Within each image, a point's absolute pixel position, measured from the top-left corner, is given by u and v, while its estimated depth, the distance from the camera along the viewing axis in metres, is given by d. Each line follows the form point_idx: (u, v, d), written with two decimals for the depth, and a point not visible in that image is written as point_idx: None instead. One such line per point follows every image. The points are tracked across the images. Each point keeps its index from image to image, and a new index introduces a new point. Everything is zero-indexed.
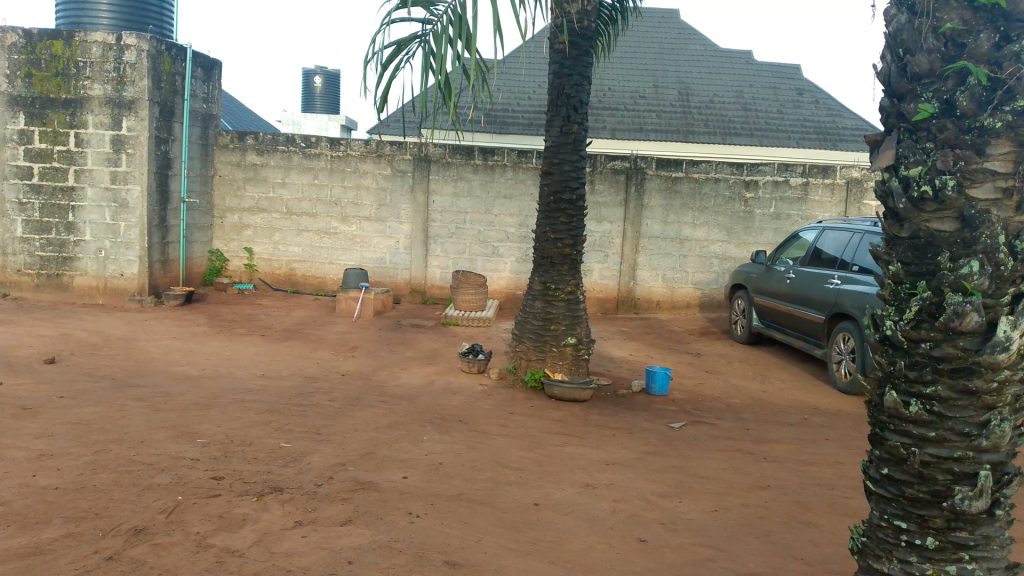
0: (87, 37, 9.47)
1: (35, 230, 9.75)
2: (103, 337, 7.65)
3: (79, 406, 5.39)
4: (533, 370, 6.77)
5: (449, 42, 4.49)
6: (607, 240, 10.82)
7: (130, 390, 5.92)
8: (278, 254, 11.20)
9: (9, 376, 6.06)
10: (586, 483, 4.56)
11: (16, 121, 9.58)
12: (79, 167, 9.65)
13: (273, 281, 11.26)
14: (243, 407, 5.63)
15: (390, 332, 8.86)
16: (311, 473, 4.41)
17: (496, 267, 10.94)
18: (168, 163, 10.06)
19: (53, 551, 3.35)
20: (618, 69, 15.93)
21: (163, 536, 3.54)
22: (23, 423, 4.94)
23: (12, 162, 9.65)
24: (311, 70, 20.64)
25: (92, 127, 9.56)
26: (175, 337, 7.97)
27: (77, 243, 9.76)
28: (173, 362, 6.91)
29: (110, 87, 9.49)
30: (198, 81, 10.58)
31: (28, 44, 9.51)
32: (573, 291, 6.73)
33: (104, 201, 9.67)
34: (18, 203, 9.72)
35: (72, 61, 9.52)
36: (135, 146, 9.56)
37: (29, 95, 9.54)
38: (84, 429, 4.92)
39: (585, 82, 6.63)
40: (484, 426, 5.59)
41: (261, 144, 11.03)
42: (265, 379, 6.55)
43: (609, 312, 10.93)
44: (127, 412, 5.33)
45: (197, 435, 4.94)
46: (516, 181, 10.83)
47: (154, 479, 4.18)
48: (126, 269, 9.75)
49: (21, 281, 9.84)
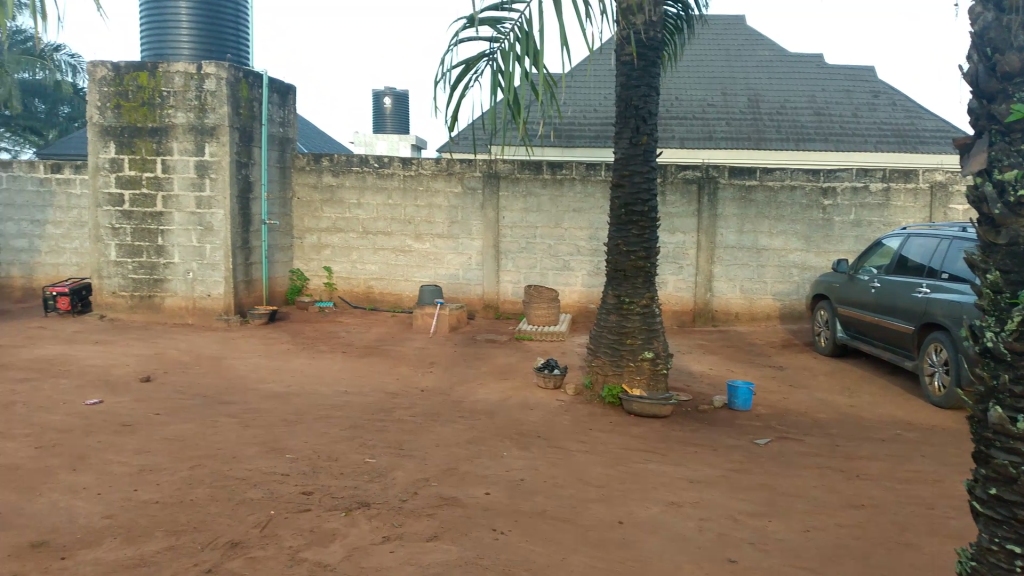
0: (170, 67, 9.92)
1: (127, 254, 10.22)
2: (193, 357, 7.95)
3: (175, 423, 5.61)
4: (610, 386, 6.71)
5: (517, 59, 4.56)
6: (681, 250, 10.69)
7: (221, 407, 6.13)
8: (356, 272, 11.45)
9: (108, 394, 6.36)
10: (671, 502, 4.48)
11: (107, 150, 10.11)
12: (166, 193, 10.08)
13: (352, 299, 11.52)
14: (327, 423, 5.76)
15: (465, 348, 8.94)
16: (396, 488, 4.48)
17: (569, 281, 10.93)
18: (249, 186, 10.43)
19: (156, 563, 3.49)
20: (685, 78, 15.78)
21: (257, 550, 3.65)
22: (123, 440, 5.18)
23: (105, 190, 10.17)
24: (380, 92, 21.23)
25: (177, 153, 10.00)
26: (261, 355, 8.21)
27: (167, 266, 10.18)
28: (258, 379, 7.12)
29: (192, 115, 9.92)
30: (275, 106, 10.98)
31: (117, 76, 10.01)
32: (648, 304, 6.67)
33: (190, 224, 10.09)
34: (111, 228, 10.22)
35: (156, 91, 9.96)
36: (218, 171, 9.96)
37: (118, 125, 10.05)
38: (180, 445, 5.11)
39: (653, 93, 6.58)
40: (564, 443, 5.57)
41: (336, 165, 11.32)
42: (348, 395, 6.70)
43: (686, 325, 10.77)
44: (218, 428, 5.52)
45: (286, 450, 5.07)
46: (586, 194, 10.80)
47: (247, 494, 4.31)
48: (213, 290, 10.14)
49: (115, 303, 10.32)
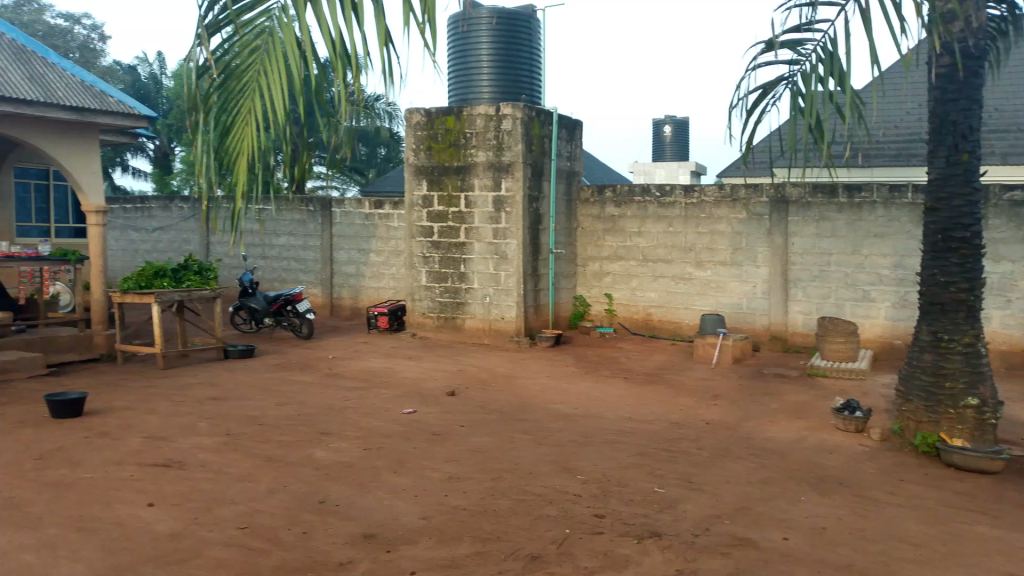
0: (472, 110, 10.87)
1: (435, 280, 11.30)
2: (489, 375, 8.54)
3: (477, 436, 6.06)
4: (923, 433, 6.03)
5: (820, 82, 4.33)
6: (1009, 282, 9.34)
7: (516, 424, 6.51)
8: (636, 300, 11.54)
9: (420, 405, 7.06)
10: (1006, 573, 3.91)
11: (421, 188, 11.30)
12: (468, 225, 11.00)
13: (633, 326, 11.62)
14: (615, 448, 5.85)
15: (751, 381, 8.59)
16: (687, 521, 4.41)
17: (868, 313, 10.04)
18: (540, 217, 11.03)
19: (466, 566, 3.79)
20: (1010, 86, 13.86)
21: (555, 566, 3.80)
22: (434, 448, 5.71)
23: (418, 223, 11.37)
24: (661, 120, 21.34)
25: (478, 189, 10.89)
26: (550, 377, 8.59)
27: (468, 291, 11.06)
28: (548, 400, 7.45)
29: (491, 154, 10.76)
30: (564, 141, 11.54)
31: (428, 121, 11.17)
32: (972, 343, 5.91)
33: (488, 253, 10.90)
34: (423, 257, 11.38)
35: (461, 133, 10.96)
36: (513, 204, 10.67)
37: (429, 165, 11.20)
38: (482, 457, 5.51)
39: (976, 106, 5.86)
40: (869, 492, 5.10)
41: (620, 196, 11.57)
42: (634, 422, 6.75)
43: (1017, 368, 9.35)
44: (515, 444, 5.86)
45: (577, 471, 5.24)
46: (888, 219, 9.89)
47: (544, 510, 4.52)
48: (507, 313, 10.83)
49: (425, 323, 11.45)
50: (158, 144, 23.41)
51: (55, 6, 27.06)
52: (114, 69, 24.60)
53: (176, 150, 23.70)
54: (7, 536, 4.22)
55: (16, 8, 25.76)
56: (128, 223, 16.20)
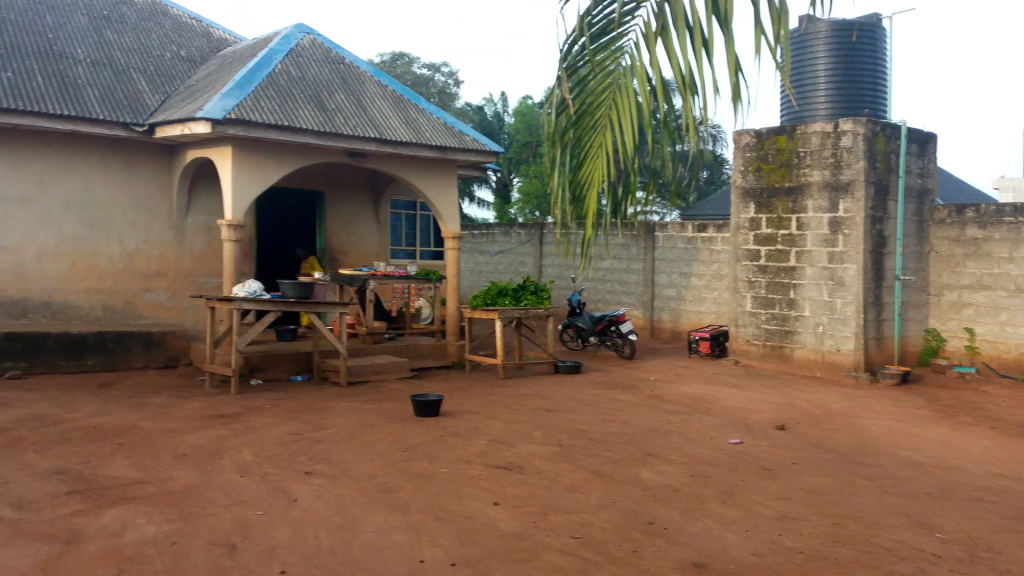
0: (807, 128, 10.34)
1: (761, 305, 10.83)
2: (824, 411, 7.98)
3: (812, 475, 5.69)
4: None
5: None
6: None
7: (857, 467, 5.99)
8: (1006, 335, 9.93)
9: (749, 436, 6.83)
10: None
11: (748, 211, 10.98)
12: (800, 249, 10.41)
13: (1001, 366, 10.01)
14: (982, 507, 5.10)
15: None
16: None
17: None
18: (883, 241, 10.09)
19: None
20: None
21: None
22: (766, 483, 5.47)
23: (744, 247, 11.03)
24: None
25: (811, 211, 10.28)
26: (896, 419, 7.77)
27: (798, 318, 10.45)
28: (895, 444, 6.73)
29: (828, 173, 10.12)
30: (913, 156, 10.47)
31: (759, 142, 10.85)
32: None
33: (821, 279, 10.20)
34: (748, 282, 10.98)
35: (794, 152, 10.48)
36: (851, 227, 9.90)
37: (758, 187, 10.84)
38: (819, 499, 5.16)
39: None
40: None
41: (984, 216, 10.15)
42: (1005, 480, 5.83)
43: None
44: (857, 489, 5.40)
45: (934, 529, 4.66)
46: None
47: (895, 567, 4.09)
48: (842, 345, 10.02)
49: (749, 350, 11.02)
50: (500, 175, 25.80)
51: (421, 58, 31.20)
52: (465, 111, 27.96)
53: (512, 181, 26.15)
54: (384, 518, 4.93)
55: (392, 62, 30.12)
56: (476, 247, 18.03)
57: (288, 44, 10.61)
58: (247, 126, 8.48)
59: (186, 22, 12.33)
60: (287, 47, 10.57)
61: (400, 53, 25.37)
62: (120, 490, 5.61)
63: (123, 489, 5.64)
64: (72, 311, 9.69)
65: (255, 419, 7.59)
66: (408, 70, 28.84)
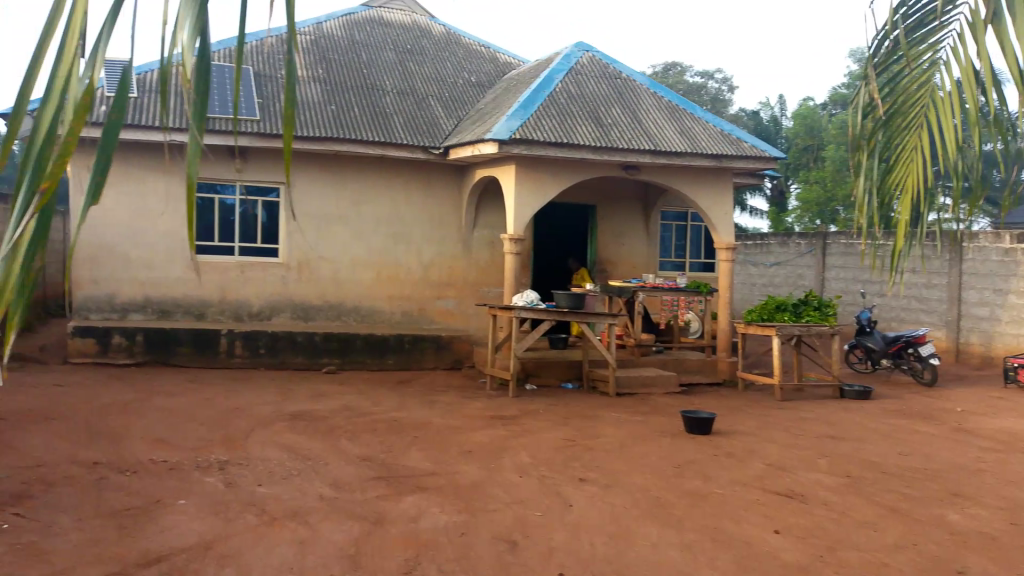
0: None
1: None
2: None
3: None
4: None
5: None
6: None
7: None
8: None
9: None
10: None
11: None
12: None
13: None
14: None
15: None
16: None
17: None
18: None
19: None
20: None
21: None
22: None
23: None
24: None
25: None
26: None
27: None
28: None
29: None
30: None
31: None
32: None
33: None
34: None
35: None
36: None
37: None
38: None
39: None
40: None
41: None
42: None
43: None
44: None
45: None
46: None
47: None
48: None
49: None
50: (776, 183, 26.28)
51: (693, 66, 30.95)
52: (739, 116, 28.08)
53: (791, 187, 26.35)
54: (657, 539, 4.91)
55: (664, 71, 30.26)
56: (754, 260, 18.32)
57: (569, 63, 11.06)
58: (531, 144, 8.94)
59: (476, 49, 13.51)
60: (568, 67, 11.06)
61: (674, 78, 28.24)
62: (416, 479, 6.16)
63: (418, 478, 6.19)
64: (377, 315, 10.91)
65: (531, 422, 7.96)
66: (680, 79, 28.84)
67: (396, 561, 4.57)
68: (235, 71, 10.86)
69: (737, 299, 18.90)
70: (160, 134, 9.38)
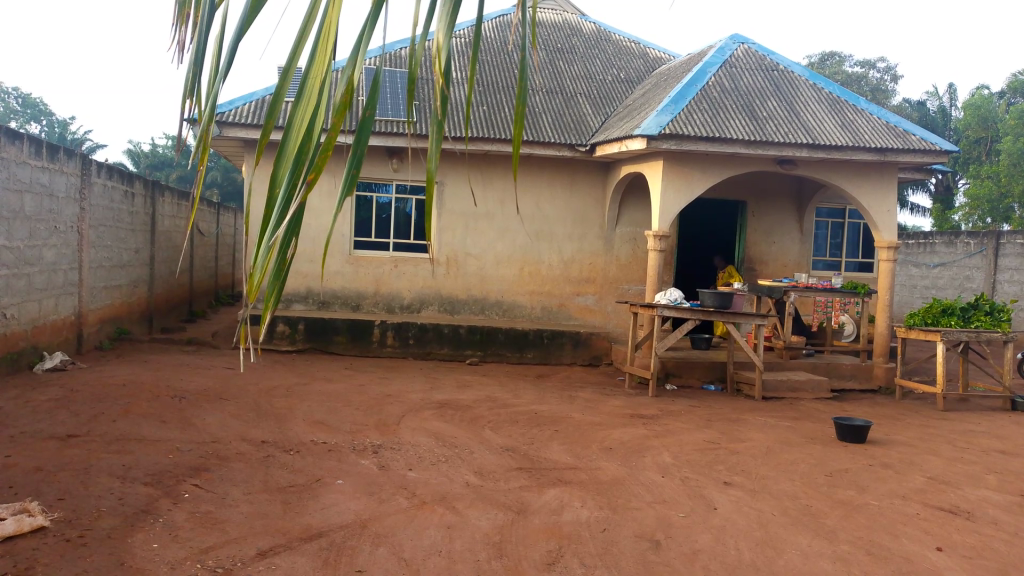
0: None
1: None
2: None
3: None
4: None
5: None
6: None
7: None
8: None
9: None
10: None
11: None
12: None
13: None
14: None
15: None
16: None
17: None
18: None
19: None
20: None
21: None
22: None
23: None
24: None
25: None
26: None
27: None
28: None
29: None
30: None
31: None
32: None
33: None
34: None
35: None
36: None
37: None
38: None
39: None
40: None
41: None
42: None
43: None
44: None
45: None
46: None
47: None
48: None
49: None
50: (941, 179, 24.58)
51: (854, 54, 29.46)
52: (902, 107, 26.42)
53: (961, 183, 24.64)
54: (805, 550, 4.74)
55: (820, 62, 28.98)
56: (916, 261, 17.29)
57: (723, 57, 10.85)
58: (680, 139, 8.83)
59: (626, 45, 13.52)
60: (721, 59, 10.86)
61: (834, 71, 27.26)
62: (558, 472, 6.23)
63: (561, 472, 6.26)
64: (518, 309, 11.14)
65: (673, 422, 7.86)
66: (838, 69, 27.57)
67: (540, 552, 4.65)
68: (396, 77, 11.44)
69: (896, 302, 17.91)
70: (402, 138, 10.04)
